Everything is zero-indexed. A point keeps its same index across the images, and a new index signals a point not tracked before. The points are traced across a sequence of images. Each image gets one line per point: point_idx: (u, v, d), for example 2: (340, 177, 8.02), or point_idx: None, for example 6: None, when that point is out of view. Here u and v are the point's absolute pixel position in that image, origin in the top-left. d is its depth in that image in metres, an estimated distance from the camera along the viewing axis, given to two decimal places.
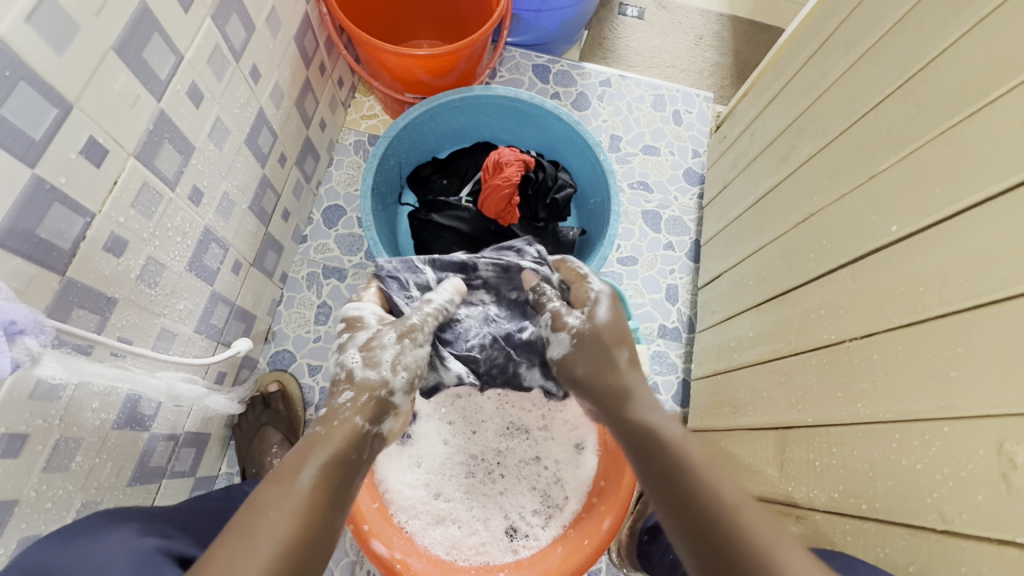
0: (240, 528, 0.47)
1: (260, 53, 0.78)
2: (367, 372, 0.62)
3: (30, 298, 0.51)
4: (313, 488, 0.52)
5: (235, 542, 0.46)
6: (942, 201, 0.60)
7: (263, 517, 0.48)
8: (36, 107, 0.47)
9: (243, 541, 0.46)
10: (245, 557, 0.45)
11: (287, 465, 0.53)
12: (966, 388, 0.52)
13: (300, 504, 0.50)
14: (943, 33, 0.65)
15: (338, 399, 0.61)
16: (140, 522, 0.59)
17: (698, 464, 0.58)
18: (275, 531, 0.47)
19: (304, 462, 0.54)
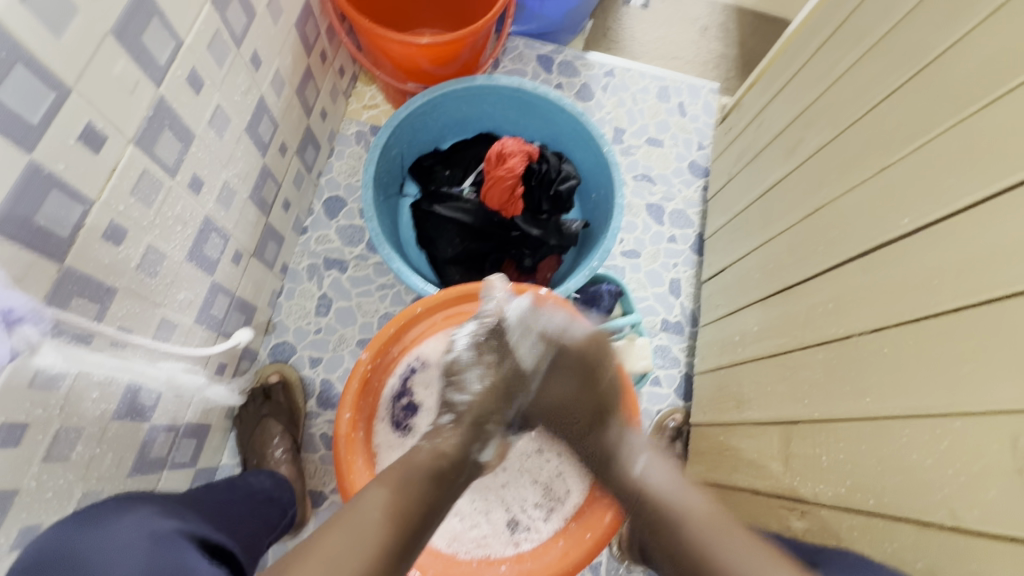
0: (346, 516, 0.54)
1: (261, 39, 0.76)
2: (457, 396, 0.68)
3: (29, 287, 0.50)
4: (412, 494, 0.57)
5: (337, 529, 0.53)
6: (954, 193, 0.59)
7: (363, 511, 0.54)
8: (33, 90, 0.46)
9: (346, 526, 0.53)
10: (348, 544, 0.51)
11: (393, 471, 0.59)
12: (977, 383, 0.52)
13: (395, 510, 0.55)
14: (959, 22, 0.63)
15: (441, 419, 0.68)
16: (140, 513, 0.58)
17: (659, 487, 0.66)
18: (374, 530, 0.53)
19: (404, 470, 0.59)
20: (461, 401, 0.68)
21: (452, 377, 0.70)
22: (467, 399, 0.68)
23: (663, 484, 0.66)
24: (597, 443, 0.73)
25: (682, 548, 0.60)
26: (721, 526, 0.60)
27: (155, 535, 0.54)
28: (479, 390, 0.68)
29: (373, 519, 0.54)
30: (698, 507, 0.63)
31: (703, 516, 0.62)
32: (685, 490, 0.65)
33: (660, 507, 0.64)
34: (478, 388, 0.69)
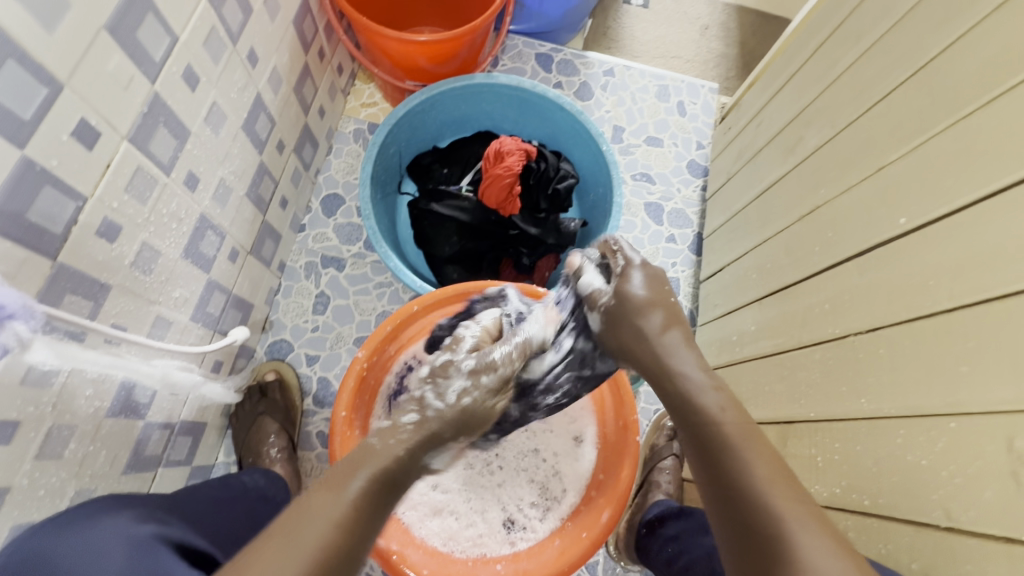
0: (285, 528, 0.45)
1: (258, 36, 0.76)
2: (434, 402, 0.57)
3: (21, 283, 0.50)
4: (363, 500, 0.48)
5: (273, 543, 0.44)
6: (952, 193, 0.58)
7: (306, 519, 0.45)
8: (25, 86, 0.46)
9: (285, 540, 0.44)
10: (285, 560, 0.42)
11: (340, 470, 0.50)
12: (973, 384, 0.51)
13: (346, 516, 0.47)
14: (960, 21, 0.63)
15: (403, 418, 0.57)
16: (135, 510, 0.58)
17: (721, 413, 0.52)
18: (321, 538, 0.44)
19: (356, 470, 0.51)
20: (434, 407, 0.57)
21: (436, 376, 0.58)
22: (438, 407, 0.57)
23: (736, 430, 0.51)
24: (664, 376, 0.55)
25: (749, 519, 0.47)
26: (792, 490, 0.47)
27: (132, 541, 0.54)
28: (455, 402, 0.57)
29: (318, 530, 0.45)
30: (772, 467, 0.49)
31: (776, 476, 0.48)
32: (756, 440, 0.51)
33: (729, 456, 0.50)
34: (456, 403, 0.57)
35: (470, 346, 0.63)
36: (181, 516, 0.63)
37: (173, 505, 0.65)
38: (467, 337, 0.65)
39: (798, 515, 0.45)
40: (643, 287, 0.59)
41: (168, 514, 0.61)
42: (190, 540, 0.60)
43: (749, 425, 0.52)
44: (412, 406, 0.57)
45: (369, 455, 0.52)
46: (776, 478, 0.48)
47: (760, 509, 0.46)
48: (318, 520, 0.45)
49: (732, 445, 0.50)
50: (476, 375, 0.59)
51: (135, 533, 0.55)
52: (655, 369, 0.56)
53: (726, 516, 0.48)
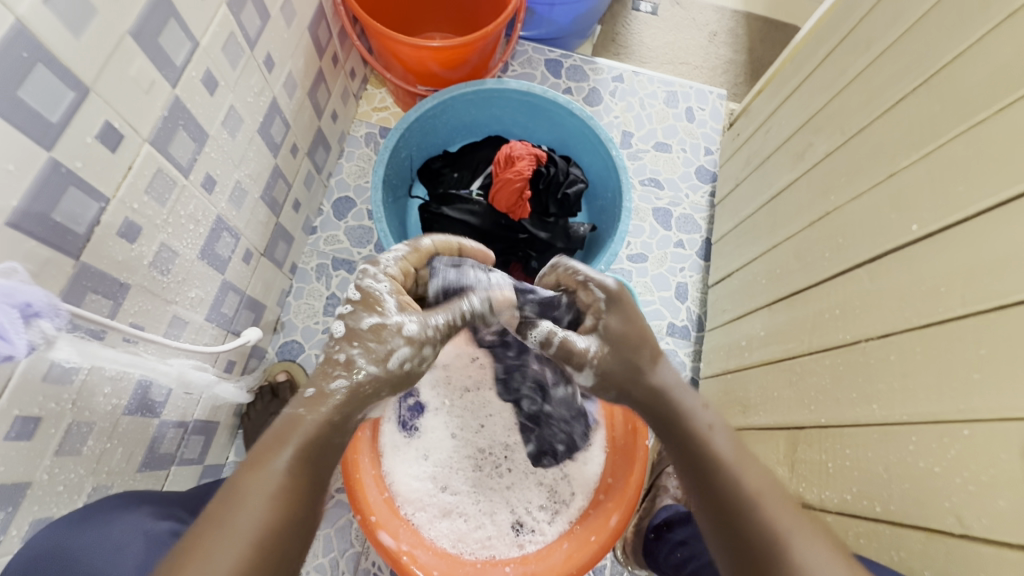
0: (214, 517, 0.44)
1: (274, 41, 0.77)
2: (371, 365, 0.53)
3: (45, 282, 0.51)
4: (294, 472, 0.48)
5: (207, 538, 0.43)
6: (963, 200, 0.59)
7: (237, 509, 0.45)
8: (53, 90, 0.47)
9: (220, 532, 0.43)
10: (222, 550, 0.42)
11: (262, 449, 0.49)
12: (987, 390, 0.51)
13: (279, 493, 0.46)
14: (972, 28, 0.63)
15: (334, 384, 0.52)
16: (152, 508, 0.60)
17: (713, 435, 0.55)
18: (250, 520, 0.44)
19: (281, 445, 0.49)
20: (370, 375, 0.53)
21: (372, 342, 0.53)
22: (374, 371, 0.53)
23: (727, 447, 0.54)
24: (659, 401, 0.58)
25: (753, 538, 0.48)
26: (781, 501, 0.50)
27: (150, 535, 0.57)
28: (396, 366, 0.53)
29: (253, 517, 0.44)
30: (762, 480, 0.52)
31: (772, 489, 0.51)
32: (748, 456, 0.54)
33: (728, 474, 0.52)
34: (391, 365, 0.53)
35: (397, 302, 0.56)
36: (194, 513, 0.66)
37: (188, 501, 0.67)
38: (386, 293, 0.56)
39: (800, 530, 0.48)
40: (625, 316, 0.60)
41: (182, 511, 0.64)
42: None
43: (734, 442, 0.55)
44: (343, 375, 0.52)
45: (297, 426, 0.50)
46: (772, 491, 0.51)
47: (764, 528, 0.48)
48: (249, 506, 0.45)
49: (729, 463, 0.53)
50: (412, 335, 0.53)
51: (152, 528, 0.58)
52: (651, 395, 0.58)
53: (730, 536, 0.50)
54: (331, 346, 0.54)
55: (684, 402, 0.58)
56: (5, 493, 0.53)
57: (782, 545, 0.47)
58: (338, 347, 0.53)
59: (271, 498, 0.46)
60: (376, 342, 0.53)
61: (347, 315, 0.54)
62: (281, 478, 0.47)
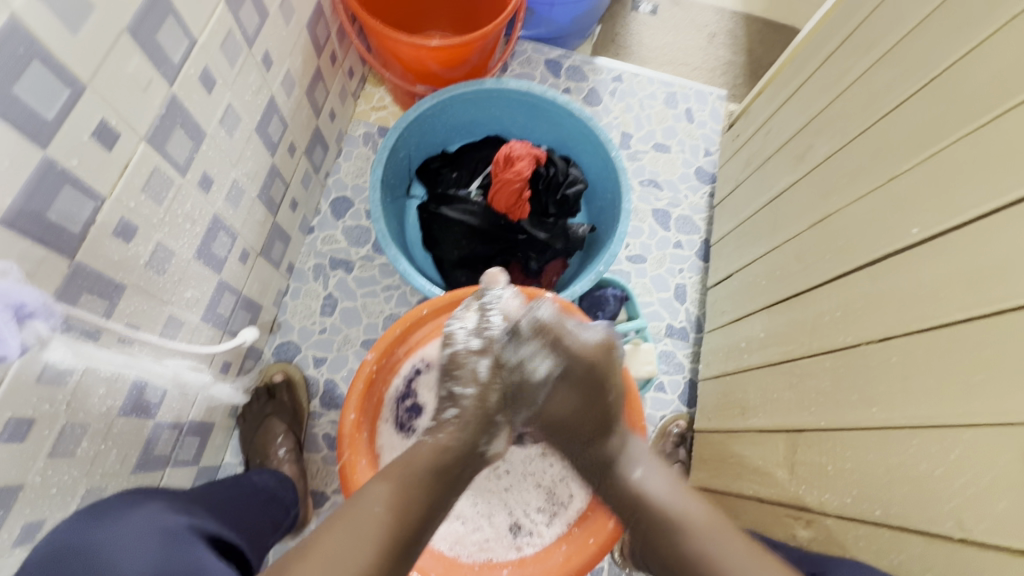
0: (348, 513, 0.55)
1: (273, 39, 0.77)
2: (468, 390, 0.66)
3: (39, 282, 0.50)
4: (416, 488, 0.58)
5: (340, 527, 0.53)
6: (964, 203, 0.59)
7: (364, 509, 0.55)
8: (49, 87, 0.46)
9: (350, 521, 0.54)
10: (348, 540, 0.52)
11: (394, 465, 0.61)
12: (988, 394, 0.51)
13: (397, 503, 0.56)
14: (973, 31, 0.63)
15: (445, 414, 0.66)
16: (162, 504, 0.59)
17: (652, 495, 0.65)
18: (376, 522, 0.54)
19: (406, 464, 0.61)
20: (487, 409, 0.66)
21: (453, 371, 0.67)
22: (469, 393, 0.66)
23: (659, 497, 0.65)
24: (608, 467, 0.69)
25: None
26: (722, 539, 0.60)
27: (168, 531, 0.56)
28: (486, 378, 0.67)
29: (376, 518, 0.54)
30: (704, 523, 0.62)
31: (708, 536, 0.61)
32: (681, 498, 0.65)
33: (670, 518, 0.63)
34: (479, 377, 0.67)
35: (464, 332, 0.68)
36: (208, 510, 0.65)
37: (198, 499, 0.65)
38: (457, 327, 0.69)
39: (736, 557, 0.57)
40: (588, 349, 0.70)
41: (197, 508, 0.63)
42: (215, 529, 0.62)
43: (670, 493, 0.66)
44: (449, 406, 0.67)
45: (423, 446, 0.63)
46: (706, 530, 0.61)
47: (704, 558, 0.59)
48: (376, 508, 0.55)
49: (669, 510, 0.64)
50: (473, 349, 0.67)
51: (170, 524, 0.57)
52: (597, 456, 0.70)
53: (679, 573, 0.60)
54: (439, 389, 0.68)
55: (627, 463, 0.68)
56: None
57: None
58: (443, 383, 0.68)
59: (387, 507, 0.56)
60: (455, 367, 0.67)
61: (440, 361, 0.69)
62: (404, 491, 0.58)
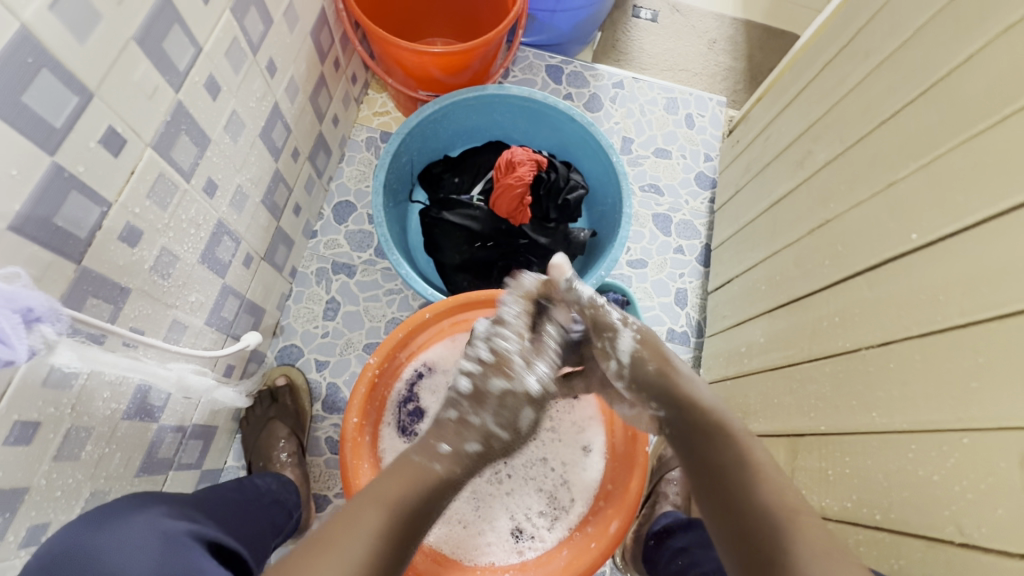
0: (331, 538, 0.51)
1: (277, 46, 0.78)
2: (503, 431, 0.63)
3: (46, 287, 0.51)
4: (412, 514, 0.55)
5: (325, 553, 0.50)
6: (962, 210, 0.59)
7: (347, 538, 0.51)
8: (58, 95, 0.47)
9: (336, 548, 0.50)
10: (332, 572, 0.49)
11: (394, 485, 0.57)
12: (987, 399, 0.51)
13: (381, 540, 0.52)
14: (969, 39, 0.64)
15: (468, 446, 0.62)
16: (166, 509, 0.60)
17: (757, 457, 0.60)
18: (365, 552, 0.51)
19: (410, 486, 0.57)
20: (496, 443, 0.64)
21: (498, 403, 0.63)
22: (502, 433, 0.63)
23: (769, 467, 0.59)
24: (697, 414, 0.65)
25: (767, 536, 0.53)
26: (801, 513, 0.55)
27: (165, 535, 0.56)
28: (524, 423, 0.65)
29: (365, 549, 0.51)
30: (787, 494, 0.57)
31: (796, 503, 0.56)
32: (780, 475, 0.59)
33: (751, 482, 0.58)
34: (517, 423, 0.64)
35: (521, 361, 0.66)
36: (209, 514, 0.65)
37: (197, 501, 0.66)
38: (515, 353, 0.66)
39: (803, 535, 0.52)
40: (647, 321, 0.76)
41: (197, 513, 0.63)
42: (215, 534, 0.62)
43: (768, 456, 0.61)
44: (475, 440, 0.62)
45: (423, 471, 0.58)
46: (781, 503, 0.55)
47: (771, 523, 0.54)
48: (359, 541, 0.51)
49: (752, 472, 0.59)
50: (530, 396, 0.65)
51: (168, 528, 0.57)
52: (685, 404, 0.66)
53: (732, 532, 0.56)
54: (457, 405, 0.64)
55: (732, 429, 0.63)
56: (3, 498, 0.52)
57: (779, 550, 0.52)
58: (462, 403, 0.64)
59: (373, 542, 0.52)
60: (503, 405, 0.63)
61: (475, 375, 0.65)
62: (397, 519, 0.54)
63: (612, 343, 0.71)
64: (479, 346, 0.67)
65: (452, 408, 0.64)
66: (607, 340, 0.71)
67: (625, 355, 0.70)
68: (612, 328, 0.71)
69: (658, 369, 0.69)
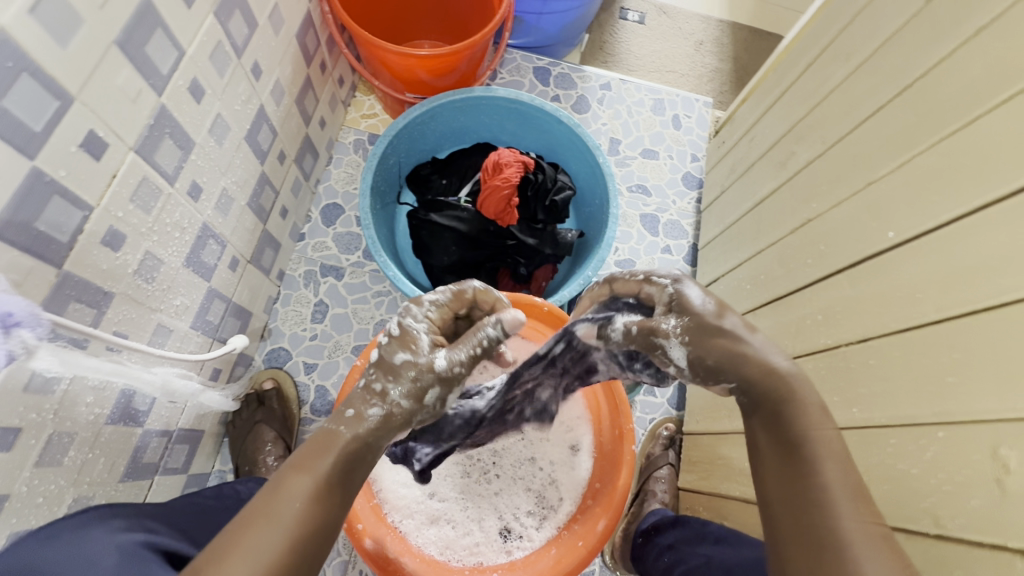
0: (255, 512, 0.45)
1: (262, 49, 0.78)
2: (400, 400, 0.53)
3: (28, 291, 0.51)
4: (338, 477, 0.49)
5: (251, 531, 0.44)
6: (938, 209, 0.60)
7: (259, 532, 0.44)
8: (37, 99, 0.47)
9: (264, 524, 0.45)
10: (265, 545, 0.44)
11: (310, 449, 0.50)
12: (961, 393, 0.52)
13: (298, 526, 0.45)
14: (943, 43, 0.65)
15: (368, 411, 0.52)
16: (127, 521, 0.58)
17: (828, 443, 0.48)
18: (292, 519, 0.45)
19: (325, 454, 0.50)
20: (404, 412, 0.54)
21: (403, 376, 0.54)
22: (409, 404, 0.54)
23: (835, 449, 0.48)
24: (771, 384, 0.51)
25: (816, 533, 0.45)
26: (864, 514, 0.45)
27: (124, 548, 0.54)
28: (429, 395, 0.54)
29: (295, 513, 0.46)
30: (848, 487, 0.46)
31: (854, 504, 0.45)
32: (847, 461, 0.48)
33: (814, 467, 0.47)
34: (423, 400, 0.54)
35: (432, 342, 0.56)
36: (168, 524, 0.63)
37: (165, 514, 0.65)
38: (421, 329, 0.56)
39: (864, 537, 0.43)
40: (703, 295, 0.56)
41: (156, 523, 0.61)
42: (176, 545, 0.59)
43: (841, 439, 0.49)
44: (376, 404, 0.53)
45: (337, 442, 0.50)
46: (850, 495, 0.46)
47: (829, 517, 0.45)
48: (274, 530, 0.45)
49: (815, 452, 0.48)
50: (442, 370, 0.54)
51: (127, 541, 0.55)
52: (756, 375, 0.52)
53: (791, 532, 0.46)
54: (366, 373, 0.55)
55: (808, 402, 0.50)
56: None
57: (836, 552, 0.43)
58: (370, 371, 0.55)
59: (294, 530, 0.45)
60: (409, 379, 0.54)
61: (382, 346, 0.56)
62: (320, 484, 0.48)
63: (665, 357, 0.55)
64: (389, 321, 0.58)
65: (362, 376, 0.55)
66: (659, 354, 0.55)
67: (682, 362, 0.54)
68: (659, 344, 0.55)
69: (720, 354, 0.52)
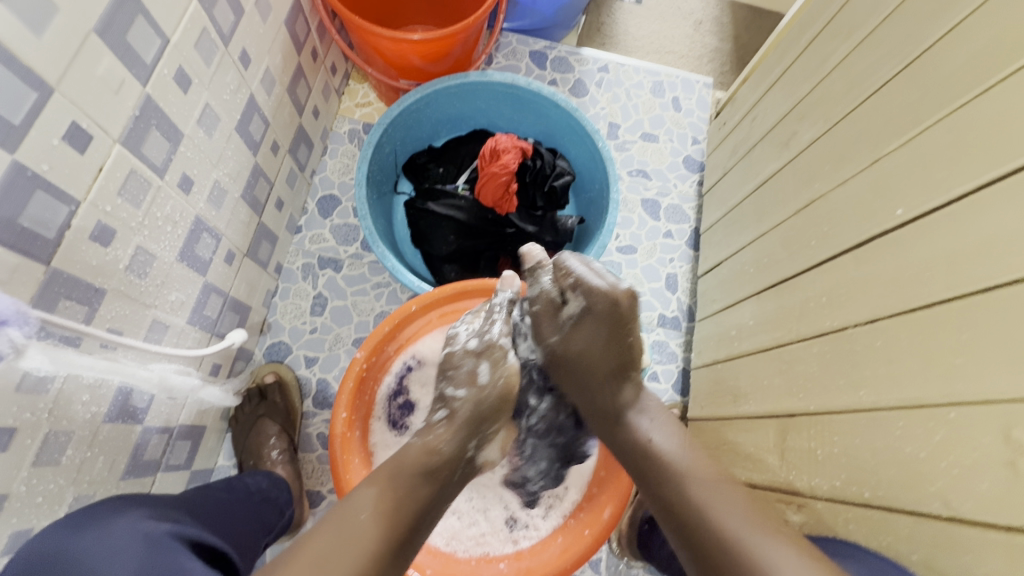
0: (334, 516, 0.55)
1: (250, 37, 0.75)
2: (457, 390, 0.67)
3: (14, 289, 0.50)
4: (402, 495, 0.57)
5: (326, 528, 0.54)
6: (947, 184, 0.58)
7: (329, 529, 0.53)
8: (14, 91, 0.45)
9: (335, 523, 0.54)
10: (333, 542, 0.52)
11: (385, 469, 0.60)
12: (970, 373, 0.51)
13: (361, 533, 0.53)
14: (950, 13, 0.63)
15: (436, 416, 0.66)
16: (149, 509, 0.58)
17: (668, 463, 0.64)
18: (362, 524, 0.54)
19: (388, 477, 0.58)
20: (462, 407, 0.66)
21: (448, 371, 0.70)
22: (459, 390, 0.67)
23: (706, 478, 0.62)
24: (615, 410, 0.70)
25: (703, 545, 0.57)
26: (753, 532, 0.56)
27: (150, 537, 0.54)
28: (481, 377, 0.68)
29: (363, 518, 0.54)
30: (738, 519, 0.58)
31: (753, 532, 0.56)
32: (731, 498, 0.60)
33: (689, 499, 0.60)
34: (477, 380, 0.68)
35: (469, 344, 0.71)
36: (192, 514, 0.63)
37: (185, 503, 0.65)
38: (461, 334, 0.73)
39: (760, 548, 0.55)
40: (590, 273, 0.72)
41: (180, 513, 0.61)
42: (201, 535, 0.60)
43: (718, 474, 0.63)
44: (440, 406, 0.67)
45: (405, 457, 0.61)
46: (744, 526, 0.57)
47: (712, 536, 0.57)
48: (343, 531, 0.53)
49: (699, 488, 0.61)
50: (470, 350, 0.70)
51: (154, 529, 0.55)
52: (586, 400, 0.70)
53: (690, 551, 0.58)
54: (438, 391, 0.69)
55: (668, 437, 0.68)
56: None
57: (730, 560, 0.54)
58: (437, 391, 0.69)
59: (360, 532, 0.53)
60: (454, 367, 0.70)
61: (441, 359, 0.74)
62: (386, 499, 0.56)
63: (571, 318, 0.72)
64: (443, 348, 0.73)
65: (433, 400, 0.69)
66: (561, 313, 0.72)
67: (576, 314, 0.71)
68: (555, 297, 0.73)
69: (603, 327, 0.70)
